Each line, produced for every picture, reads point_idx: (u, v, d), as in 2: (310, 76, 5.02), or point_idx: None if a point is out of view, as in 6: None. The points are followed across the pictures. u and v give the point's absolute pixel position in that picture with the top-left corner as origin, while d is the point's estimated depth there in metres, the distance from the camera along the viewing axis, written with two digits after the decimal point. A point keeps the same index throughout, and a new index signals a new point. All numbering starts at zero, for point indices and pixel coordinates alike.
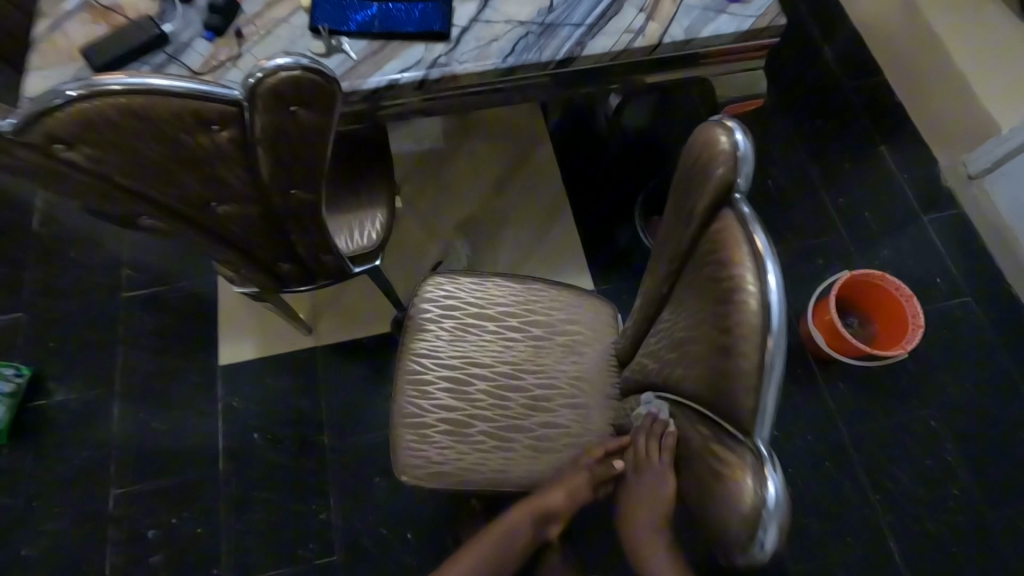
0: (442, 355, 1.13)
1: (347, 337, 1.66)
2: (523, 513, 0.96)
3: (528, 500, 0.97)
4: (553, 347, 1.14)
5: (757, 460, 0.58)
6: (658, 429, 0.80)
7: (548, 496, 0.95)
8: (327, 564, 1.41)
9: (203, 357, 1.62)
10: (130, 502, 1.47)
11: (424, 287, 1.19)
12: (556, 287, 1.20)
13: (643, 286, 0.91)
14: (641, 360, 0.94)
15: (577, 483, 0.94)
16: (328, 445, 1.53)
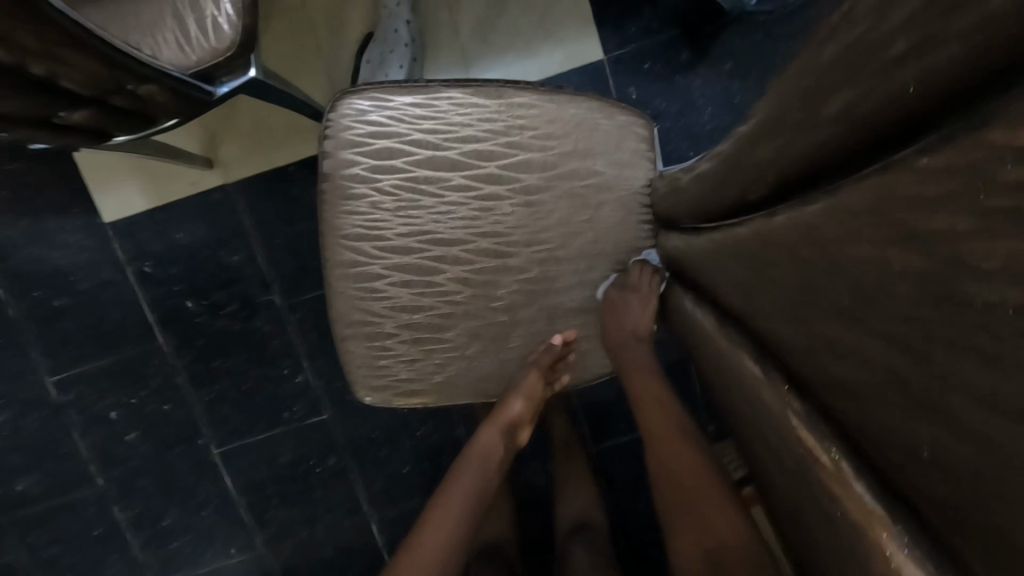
0: (389, 235, 0.74)
1: (265, 167, 1.21)
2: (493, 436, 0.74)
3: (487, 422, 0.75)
4: (556, 200, 0.74)
5: None
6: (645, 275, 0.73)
7: (504, 408, 0.74)
8: (319, 421, 1.30)
9: (84, 214, 1.23)
10: (76, 386, 1.28)
11: (340, 126, 0.72)
12: (552, 98, 0.73)
13: (753, 158, 0.51)
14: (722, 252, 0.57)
15: (531, 381, 0.74)
16: (282, 304, 1.26)
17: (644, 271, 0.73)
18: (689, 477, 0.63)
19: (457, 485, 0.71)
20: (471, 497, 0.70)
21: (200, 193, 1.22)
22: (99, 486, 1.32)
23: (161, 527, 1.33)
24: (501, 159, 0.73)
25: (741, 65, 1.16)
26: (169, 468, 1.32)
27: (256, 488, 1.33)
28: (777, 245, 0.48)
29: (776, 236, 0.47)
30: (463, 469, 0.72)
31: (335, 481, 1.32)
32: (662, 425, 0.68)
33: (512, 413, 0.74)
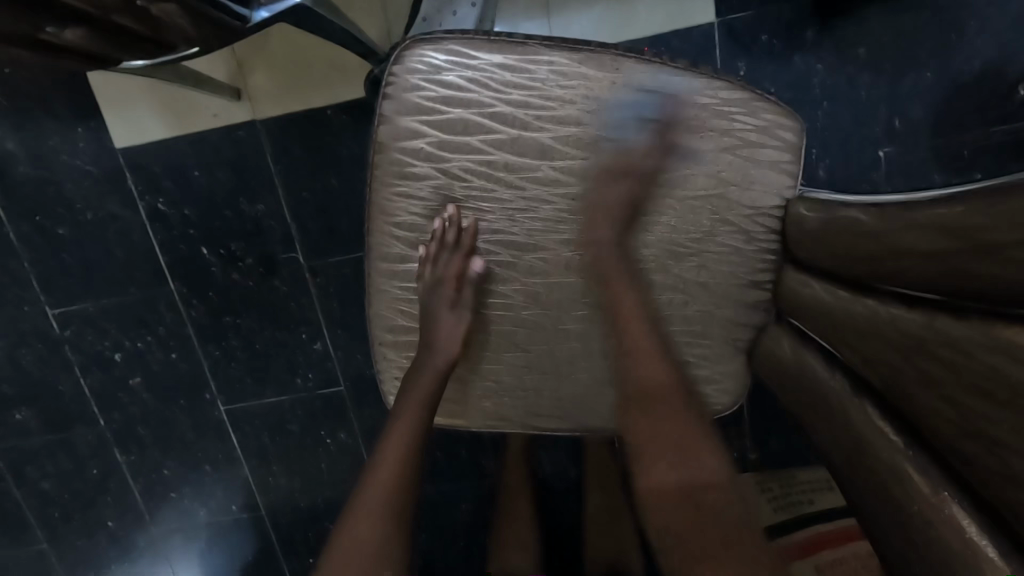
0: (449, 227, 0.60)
1: (298, 105, 1.05)
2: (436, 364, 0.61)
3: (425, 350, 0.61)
4: (661, 215, 0.59)
5: None
6: (783, 137, 0.58)
7: (432, 328, 0.61)
8: (334, 393, 1.21)
9: (92, 135, 1.08)
10: (77, 323, 1.19)
11: (405, 85, 0.57)
12: (682, 79, 0.56)
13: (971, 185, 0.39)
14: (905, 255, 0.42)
15: (441, 303, 0.60)
16: (304, 264, 1.13)
17: (780, 129, 0.58)
18: None
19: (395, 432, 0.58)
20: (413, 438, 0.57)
21: (223, 128, 1.07)
22: (99, 427, 1.25)
23: (161, 475, 1.28)
24: (603, 153, 0.57)
25: (877, 52, 0.96)
26: (172, 419, 1.24)
27: (260, 449, 1.25)
28: (913, 355, 0.41)
29: (909, 346, 0.42)
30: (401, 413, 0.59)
31: (342, 456, 1.24)
32: None
33: (441, 336, 0.61)
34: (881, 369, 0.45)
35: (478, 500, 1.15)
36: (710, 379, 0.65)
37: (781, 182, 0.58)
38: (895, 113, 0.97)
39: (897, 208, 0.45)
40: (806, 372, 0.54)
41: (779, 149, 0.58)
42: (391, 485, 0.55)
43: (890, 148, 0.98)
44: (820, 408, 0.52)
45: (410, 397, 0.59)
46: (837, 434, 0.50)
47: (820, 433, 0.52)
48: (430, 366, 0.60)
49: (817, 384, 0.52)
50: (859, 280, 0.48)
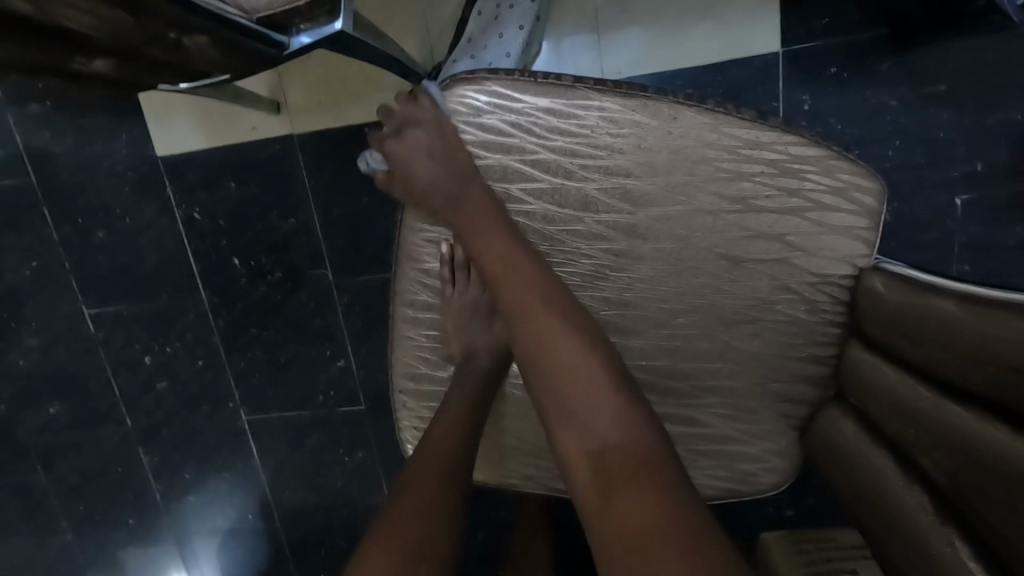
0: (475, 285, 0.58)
1: (336, 120, 1.03)
2: (450, 423, 0.54)
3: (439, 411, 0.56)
4: (713, 279, 0.53)
5: None
6: (861, 198, 0.51)
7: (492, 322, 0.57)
8: (354, 411, 1.19)
9: (134, 142, 1.09)
10: (110, 325, 1.20)
11: (440, 124, 0.53)
12: (748, 131, 0.50)
13: None
14: (1004, 368, 0.36)
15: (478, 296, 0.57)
16: (331, 280, 1.11)
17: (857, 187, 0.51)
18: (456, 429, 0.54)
19: (450, 408, 0.55)
20: (462, 422, 0.54)
21: (260, 140, 1.06)
22: (126, 427, 1.27)
23: (182, 479, 1.29)
24: (654, 208, 0.52)
25: (960, 90, 0.87)
26: (195, 425, 1.25)
27: (278, 462, 1.24)
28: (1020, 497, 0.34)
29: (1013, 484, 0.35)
30: (452, 396, 0.56)
31: (359, 475, 1.22)
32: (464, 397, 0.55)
33: (496, 335, 0.57)
34: (981, 501, 0.38)
35: (493, 535, 1.10)
36: (756, 456, 0.59)
37: (854, 247, 0.51)
38: (975, 157, 0.88)
39: (1005, 304, 0.38)
40: (880, 479, 0.47)
41: (855, 212, 0.51)
42: (446, 464, 0.51)
43: (965, 194, 0.89)
44: (897, 524, 0.45)
45: (461, 386, 0.56)
46: (917, 566, 0.43)
47: (897, 556, 0.45)
48: (479, 363, 0.56)
49: (894, 498, 0.46)
50: (947, 382, 0.41)
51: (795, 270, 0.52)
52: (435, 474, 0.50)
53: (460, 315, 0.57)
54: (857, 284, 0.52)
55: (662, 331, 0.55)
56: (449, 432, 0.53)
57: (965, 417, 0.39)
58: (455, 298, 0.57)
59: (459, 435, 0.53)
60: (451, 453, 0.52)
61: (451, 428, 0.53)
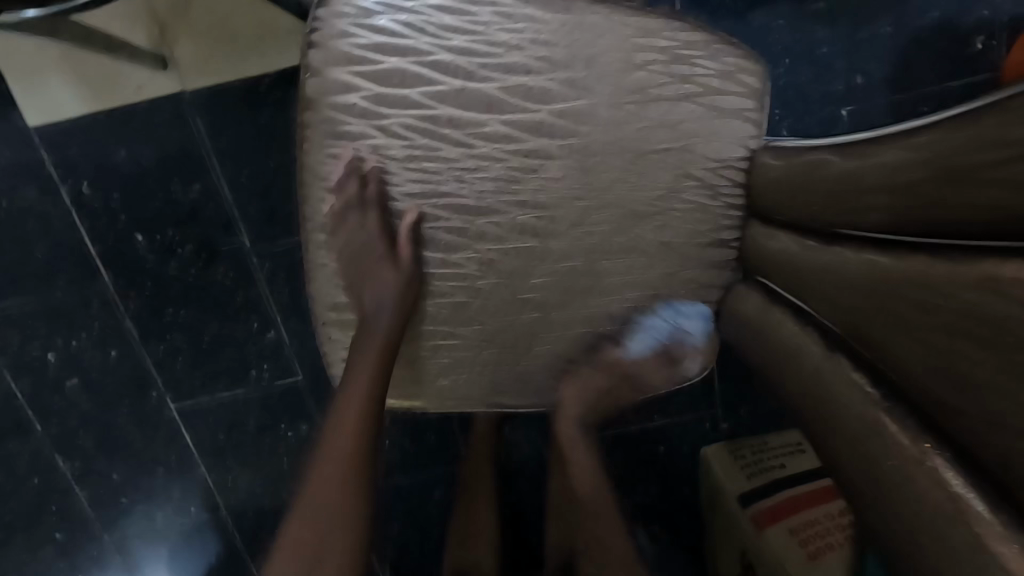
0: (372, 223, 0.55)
1: (232, 73, 0.96)
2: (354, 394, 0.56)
3: (347, 377, 0.57)
4: (619, 172, 0.55)
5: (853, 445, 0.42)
6: (745, 81, 0.54)
7: (381, 268, 0.55)
8: (291, 384, 1.14)
9: (1, 116, 0.97)
10: (1, 323, 1.08)
11: (332, 31, 0.51)
12: (637, 19, 0.52)
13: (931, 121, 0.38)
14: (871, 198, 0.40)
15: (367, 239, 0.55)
16: (250, 247, 1.05)
17: (741, 72, 0.54)
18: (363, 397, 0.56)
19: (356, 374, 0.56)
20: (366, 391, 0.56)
21: (149, 102, 0.98)
22: (36, 435, 1.16)
23: (109, 484, 1.20)
24: (556, 103, 0.52)
25: (837, 5, 0.93)
26: (117, 421, 1.16)
27: (216, 448, 1.18)
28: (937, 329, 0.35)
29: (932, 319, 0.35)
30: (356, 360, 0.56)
31: (306, 448, 1.18)
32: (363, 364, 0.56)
33: (389, 280, 0.55)
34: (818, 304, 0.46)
35: (449, 487, 1.16)
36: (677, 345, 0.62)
37: (743, 129, 0.55)
38: (857, 69, 0.95)
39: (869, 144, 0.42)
40: (790, 354, 0.48)
41: (741, 96, 0.54)
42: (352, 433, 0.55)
43: (852, 105, 0.96)
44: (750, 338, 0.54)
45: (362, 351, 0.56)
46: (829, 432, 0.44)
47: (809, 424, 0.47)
48: (377, 314, 0.56)
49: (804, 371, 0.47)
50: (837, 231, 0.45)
51: (694, 157, 0.55)
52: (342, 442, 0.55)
53: (355, 262, 0.56)
54: (749, 165, 0.55)
55: (577, 233, 0.57)
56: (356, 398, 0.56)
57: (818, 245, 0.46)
58: (343, 249, 0.56)
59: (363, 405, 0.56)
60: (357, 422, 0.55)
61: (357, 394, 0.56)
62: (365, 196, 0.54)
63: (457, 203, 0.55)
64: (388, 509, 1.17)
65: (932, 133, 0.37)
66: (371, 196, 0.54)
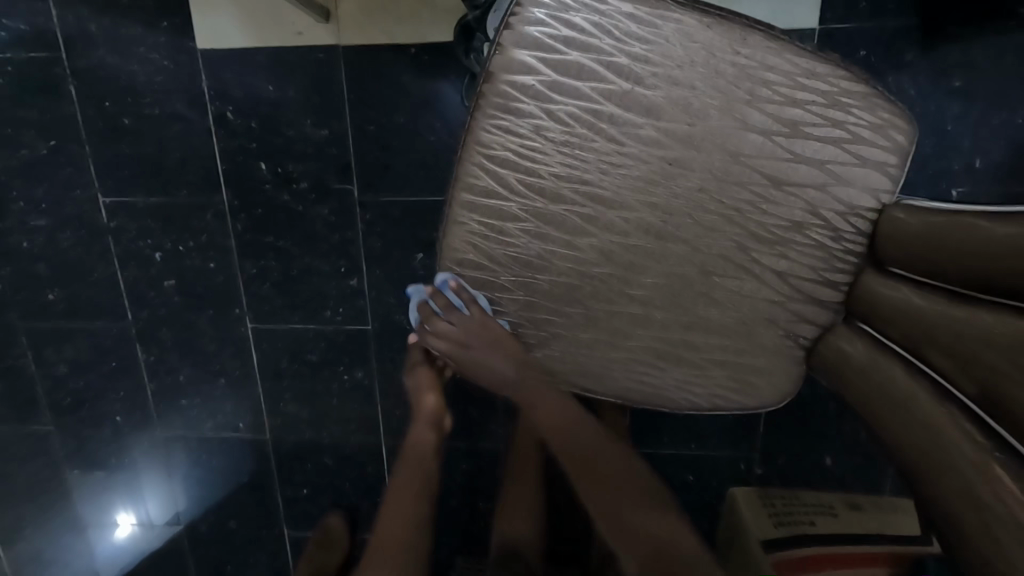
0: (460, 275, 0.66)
1: (382, 36, 1.04)
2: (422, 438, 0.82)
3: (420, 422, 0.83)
4: (752, 197, 0.58)
5: (955, 496, 0.47)
6: (893, 139, 0.57)
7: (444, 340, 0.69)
8: (359, 331, 1.21)
9: (175, 33, 1.08)
10: (124, 215, 1.20)
11: (528, 16, 0.56)
12: (806, 60, 0.55)
13: None
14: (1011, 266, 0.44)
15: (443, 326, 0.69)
16: (356, 196, 1.13)
17: (890, 131, 0.57)
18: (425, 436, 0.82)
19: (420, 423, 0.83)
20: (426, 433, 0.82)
21: (303, 48, 1.07)
22: (125, 322, 1.27)
23: (176, 381, 1.30)
24: (711, 121, 0.56)
25: (974, 87, 0.94)
26: (198, 327, 1.25)
27: (277, 373, 1.26)
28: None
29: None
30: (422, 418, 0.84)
31: (357, 394, 1.25)
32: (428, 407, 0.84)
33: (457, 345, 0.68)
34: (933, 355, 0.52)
35: (476, 464, 1.21)
36: (760, 368, 0.66)
37: (879, 182, 0.57)
38: (978, 152, 0.96)
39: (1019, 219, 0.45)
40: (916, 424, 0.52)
41: (887, 151, 0.57)
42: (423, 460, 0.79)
43: (965, 186, 0.96)
44: (849, 381, 0.59)
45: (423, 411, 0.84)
46: (963, 516, 0.47)
47: (926, 493, 0.51)
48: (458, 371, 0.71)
49: (948, 453, 0.49)
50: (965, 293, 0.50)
51: (826, 197, 0.58)
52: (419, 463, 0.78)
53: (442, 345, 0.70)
54: (877, 214, 0.58)
55: (698, 243, 0.60)
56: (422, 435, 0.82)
57: (941, 306, 0.51)
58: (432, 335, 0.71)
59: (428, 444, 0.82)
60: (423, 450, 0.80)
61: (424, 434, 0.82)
62: (513, 176, 0.60)
63: (595, 192, 0.60)
64: None
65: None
66: (514, 175, 0.60)
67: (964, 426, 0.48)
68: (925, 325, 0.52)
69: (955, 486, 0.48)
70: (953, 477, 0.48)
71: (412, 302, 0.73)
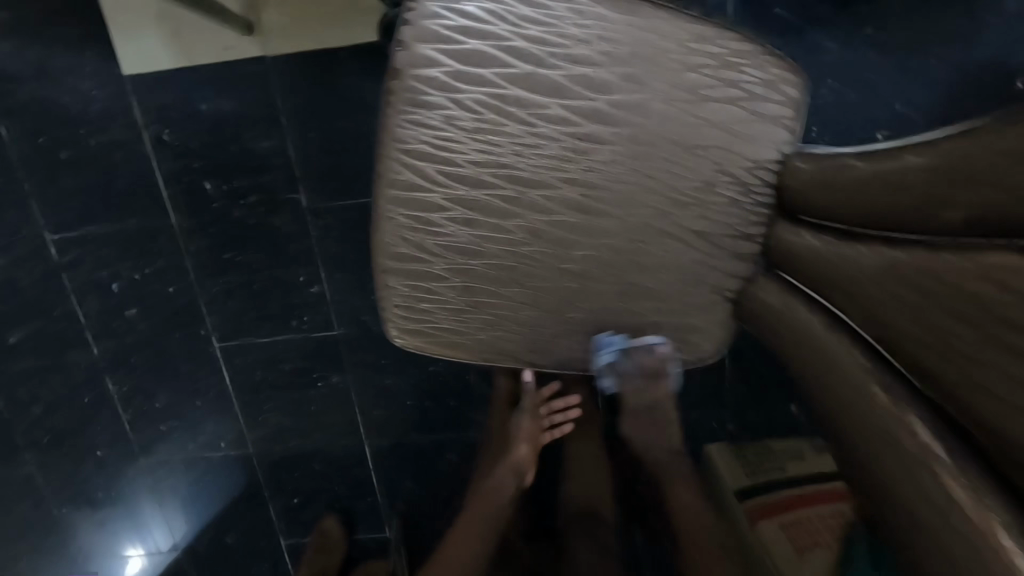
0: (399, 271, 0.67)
1: (309, 43, 1.05)
2: (500, 478, 0.78)
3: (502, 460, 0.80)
4: (663, 162, 0.61)
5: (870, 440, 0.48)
6: (786, 93, 0.60)
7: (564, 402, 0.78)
8: (328, 337, 1.23)
9: (102, 62, 1.08)
10: (76, 249, 1.19)
11: (425, 9, 0.57)
12: (694, 27, 0.58)
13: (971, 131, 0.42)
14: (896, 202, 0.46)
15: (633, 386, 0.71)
16: (306, 204, 1.14)
17: (783, 86, 0.60)
18: (510, 479, 0.79)
19: (502, 462, 0.80)
20: (505, 479, 0.79)
21: (232, 63, 1.07)
22: (93, 355, 1.27)
23: (153, 407, 1.31)
24: (613, 94, 0.59)
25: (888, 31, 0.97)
26: (167, 351, 1.26)
27: (253, 387, 1.28)
28: (995, 345, 0.38)
29: (994, 336, 0.38)
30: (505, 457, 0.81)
31: (334, 398, 1.27)
32: (522, 445, 0.81)
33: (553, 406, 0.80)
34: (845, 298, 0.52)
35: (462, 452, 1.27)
36: (696, 325, 0.69)
37: (777, 136, 0.60)
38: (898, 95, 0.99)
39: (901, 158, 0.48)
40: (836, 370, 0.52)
41: (781, 106, 0.60)
42: (500, 506, 0.77)
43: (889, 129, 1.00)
44: (780, 332, 0.60)
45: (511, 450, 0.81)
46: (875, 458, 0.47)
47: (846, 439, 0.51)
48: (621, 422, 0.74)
49: (855, 393, 0.50)
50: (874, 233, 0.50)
51: (732, 155, 0.61)
52: (496, 502, 0.77)
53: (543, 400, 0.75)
54: (782, 166, 0.61)
55: (618, 213, 0.63)
56: (502, 479, 0.79)
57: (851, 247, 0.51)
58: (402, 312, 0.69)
59: (503, 490, 0.78)
60: (500, 495, 0.78)
61: (503, 477, 0.79)
62: (432, 168, 0.62)
63: (513, 174, 0.62)
64: (403, 465, 1.30)
65: (952, 143, 0.43)
66: (433, 167, 0.62)
67: (864, 363, 0.50)
68: (837, 268, 0.52)
69: (870, 429, 0.48)
70: (867, 421, 0.48)
71: (607, 351, 0.68)
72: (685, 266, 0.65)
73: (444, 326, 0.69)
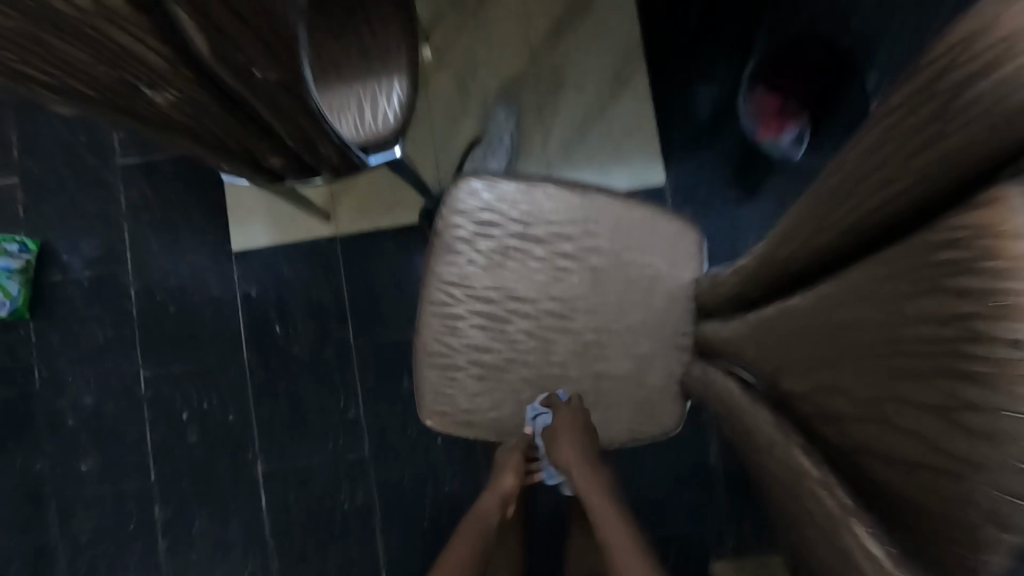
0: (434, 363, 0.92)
1: (368, 226, 1.45)
2: (481, 511, 0.83)
3: (487, 492, 0.86)
4: (614, 283, 0.90)
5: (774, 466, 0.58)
6: (689, 236, 0.91)
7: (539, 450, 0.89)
8: (357, 457, 1.40)
9: (216, 241, 1.47)
10: (160, 384, 1.45)
11: (455, 195, 0.92)
12: (624, 202, 0.91)
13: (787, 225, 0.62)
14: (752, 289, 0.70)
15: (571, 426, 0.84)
16: (352, 340, 1.43)
17: (687, 233, 0.91)
18: (492, 514, 0.83)
19: (487, 497, 0.85)
20: (488, 509, 0.83)
21: (310, 241, 1.46)
22: (149, 480, 1.43)
23: (189, 533, 1.41)
24: (576, 242, 0.90)
25: None
26: (214, 475, 1.42)
27: (284, 507, 1.40)
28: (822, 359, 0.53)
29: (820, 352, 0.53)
30: (490, 493, 0.86)
31: (358, 517, 1.38)
32: (504, 475, 0.86)
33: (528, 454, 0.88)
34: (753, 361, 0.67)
35: None
36: (654, 401, 0.90)
37: (688, 264, 0.90)
38: None
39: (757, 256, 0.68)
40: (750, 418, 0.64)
41: (688, 245, 0.91)
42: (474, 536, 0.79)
43: None
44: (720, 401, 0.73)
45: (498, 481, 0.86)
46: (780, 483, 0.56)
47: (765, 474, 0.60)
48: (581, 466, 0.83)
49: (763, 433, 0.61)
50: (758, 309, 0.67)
51: (660, 276, 0.90)
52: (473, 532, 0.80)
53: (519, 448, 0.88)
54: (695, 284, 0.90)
55: (587, 319, 0.90)
56: (484, 507, 0.83)
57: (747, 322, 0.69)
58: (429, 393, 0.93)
59: (481, 521, 0.81)
60: (478, 526, 0.81)
61: (488, 505, 0.84)
62: (458, 291, 0.92)
63: (513, 295, 0.91)
64: None
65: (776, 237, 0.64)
66: (459, 290, 0.92)
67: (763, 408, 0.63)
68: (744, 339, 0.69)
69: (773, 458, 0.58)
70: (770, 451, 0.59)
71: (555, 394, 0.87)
72: (639, 356, 0.90)
73: (465, 409, 0.91)
